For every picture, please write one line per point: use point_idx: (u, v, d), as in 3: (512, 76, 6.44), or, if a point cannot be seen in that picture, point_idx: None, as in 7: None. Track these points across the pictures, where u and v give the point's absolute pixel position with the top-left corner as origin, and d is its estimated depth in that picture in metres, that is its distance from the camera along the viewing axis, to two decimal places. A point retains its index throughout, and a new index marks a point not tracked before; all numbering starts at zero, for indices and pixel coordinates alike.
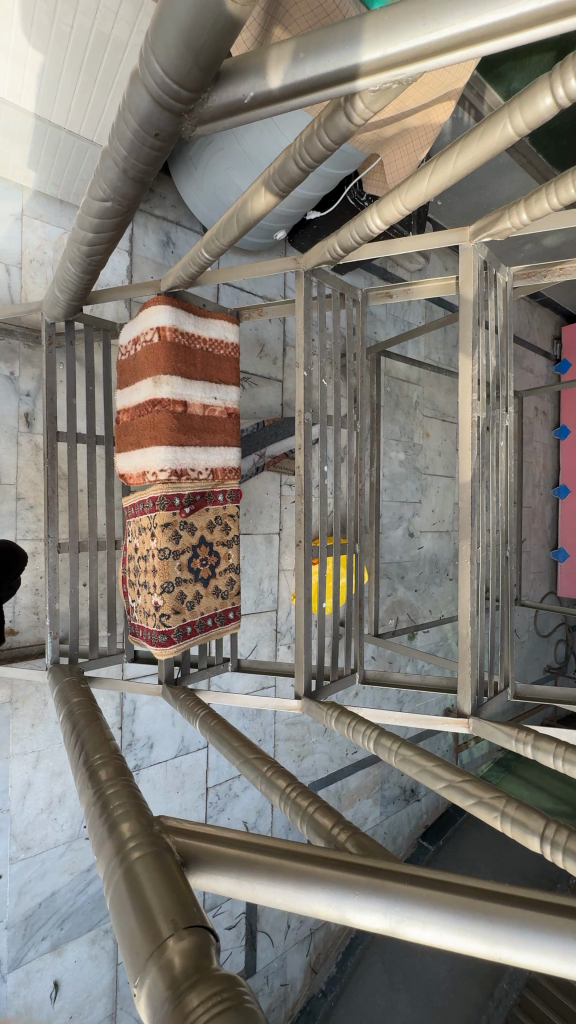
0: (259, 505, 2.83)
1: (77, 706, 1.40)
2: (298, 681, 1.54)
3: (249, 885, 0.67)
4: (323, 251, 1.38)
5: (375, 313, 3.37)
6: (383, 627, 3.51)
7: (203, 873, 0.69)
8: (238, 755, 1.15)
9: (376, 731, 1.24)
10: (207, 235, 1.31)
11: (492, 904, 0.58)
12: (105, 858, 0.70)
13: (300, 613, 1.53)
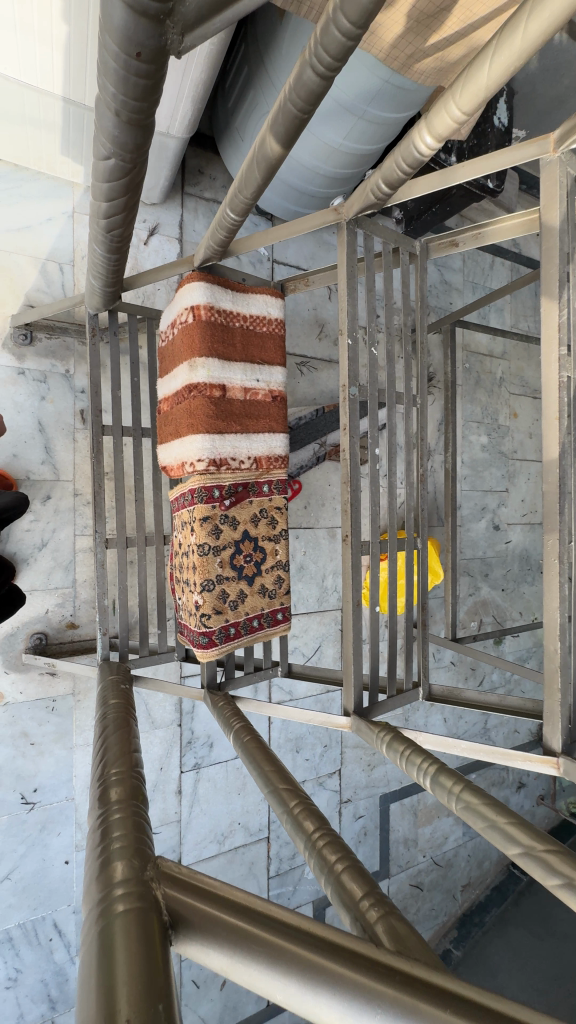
0: (320, 496, 2.65)
1: (112, 710, 1.33)
2: (348, 695, 1.35)
3: (245, 971, 0.47)
4: (366, 193, 1.17)
5: (451, 281, 3.02)
6: (464, 630, 3.16)
7: (192, 943, 0.50)
8: (267, 784, 1.00)
9: (433, 767, 1.02)
10: (230, 192, 1.16)
11: None
12: (88, 894, 0.54)
13: (349, 618, 1.33)
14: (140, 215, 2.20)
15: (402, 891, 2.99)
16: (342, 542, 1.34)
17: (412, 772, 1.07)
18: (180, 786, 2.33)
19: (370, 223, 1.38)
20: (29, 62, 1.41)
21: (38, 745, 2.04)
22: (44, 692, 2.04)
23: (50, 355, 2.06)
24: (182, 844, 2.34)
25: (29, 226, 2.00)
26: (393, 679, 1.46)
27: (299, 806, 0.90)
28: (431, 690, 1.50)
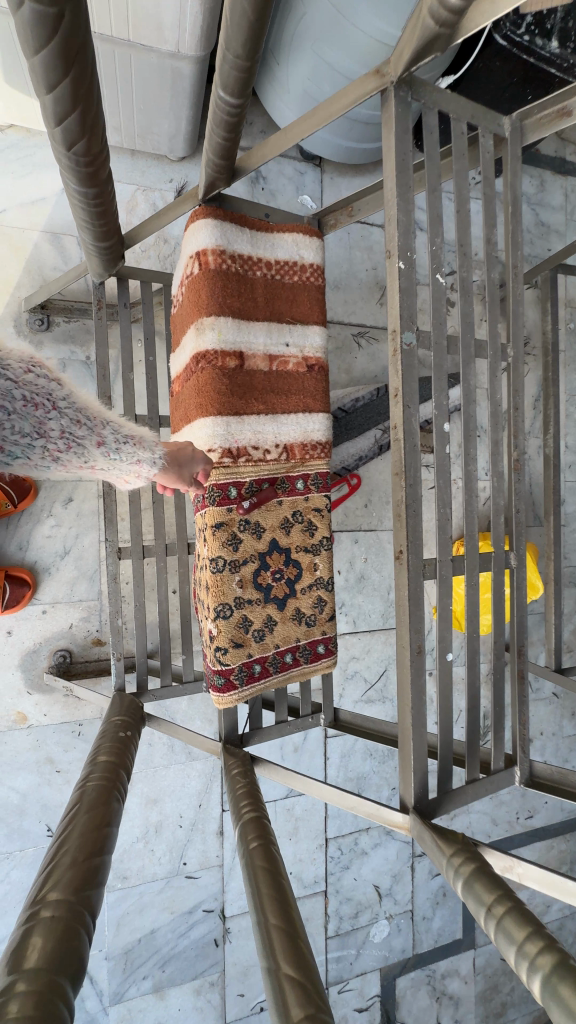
0: (384, 492, 2.22)
1: (98, 775, 1.04)
2: (406, 781, 0.94)
3: None
4: (422, 21, 0.74)
5: (549, 220, 2.41)
6: (571, 655, 2.55)
7: None
8: (266, 941, 0.65)
9: (550, 962, 0.60)
10: (219, 60, 0.82)
11: None
12: None
13: (405, 671, 0.92)
14: (166, 175, 1.92)
15: (491, 966, 2.48)
16: (395, 561, 0.93)
17: (507, 952, 0.65)
18: (221, 827, 2.04)
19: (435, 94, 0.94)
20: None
21: (64, 773, 1.85)
22: (69, 715, 1.85)
23: (69, 341, 1.85)
24: (225, 892, 2.06)
25: (44, 198, 1.80)
26: (474, 756, 1.02)
27: (293, 973, 0.59)
28: (532, 773, 1.05)
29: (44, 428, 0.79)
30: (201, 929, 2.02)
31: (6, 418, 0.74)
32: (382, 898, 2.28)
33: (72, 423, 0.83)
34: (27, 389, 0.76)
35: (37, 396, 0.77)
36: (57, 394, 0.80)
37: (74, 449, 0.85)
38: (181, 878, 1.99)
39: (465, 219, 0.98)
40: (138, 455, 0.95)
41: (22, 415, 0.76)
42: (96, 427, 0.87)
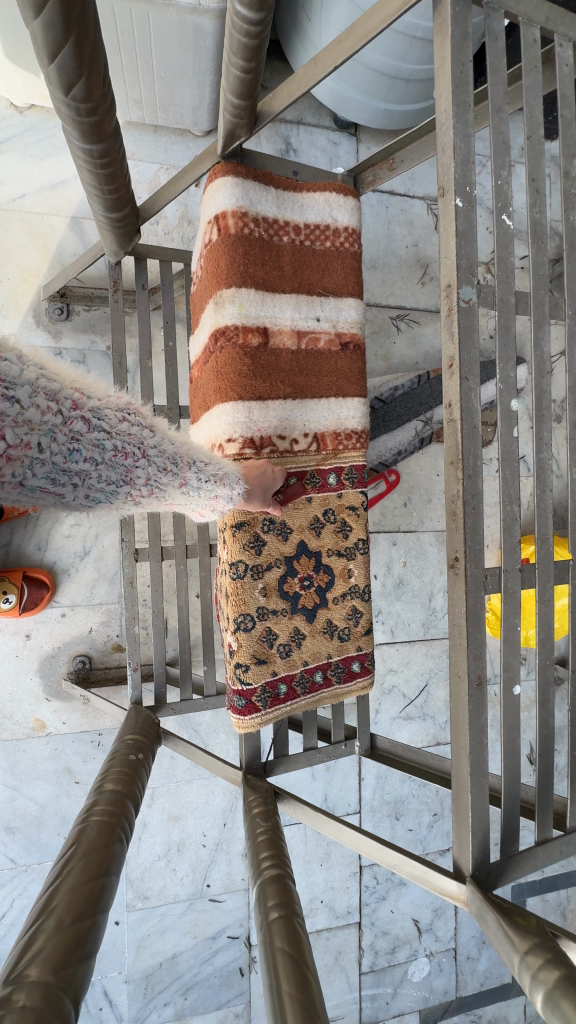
0: (425, 491, 2.03)
1: (99, 811, 0.90)
2: (460, 841, 0.77)
3: None
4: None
5: None
6: None
7: None
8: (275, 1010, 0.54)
9: None
10: None
11: None
12: None
13: (463, 708, 0.75)
14: (191, 152, 1.81)
15: None
16: (448, 569, 0.76)
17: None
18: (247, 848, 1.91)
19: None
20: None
21: (83, 785, 1.76)
22: (88, 723, 1.76)
23: (90, 330, 1.76)
24: (251, 918, 1.92)
25: (64, 182, 1.72)
26: (545, 811, 0.84)
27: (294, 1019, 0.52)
28: None
29: (132, 477, 0.70)
30: (225, 956, 1.90)
31: (93, 469, 0.65)
32: (422, 934, 2.09)
33: (160, 470, 0.73)
34: (118, 438, 0.67)
35: (128, 445, 0.68)
36: (148, 442, 0.71)
37: (158, 496, 0.75)
38: (205, 901, 1.87)
39: (537, 152, 0.80)
40: (217, 491, 0.83)
41: (110, 465, 0.66)
42: (183, 470, 0.76)
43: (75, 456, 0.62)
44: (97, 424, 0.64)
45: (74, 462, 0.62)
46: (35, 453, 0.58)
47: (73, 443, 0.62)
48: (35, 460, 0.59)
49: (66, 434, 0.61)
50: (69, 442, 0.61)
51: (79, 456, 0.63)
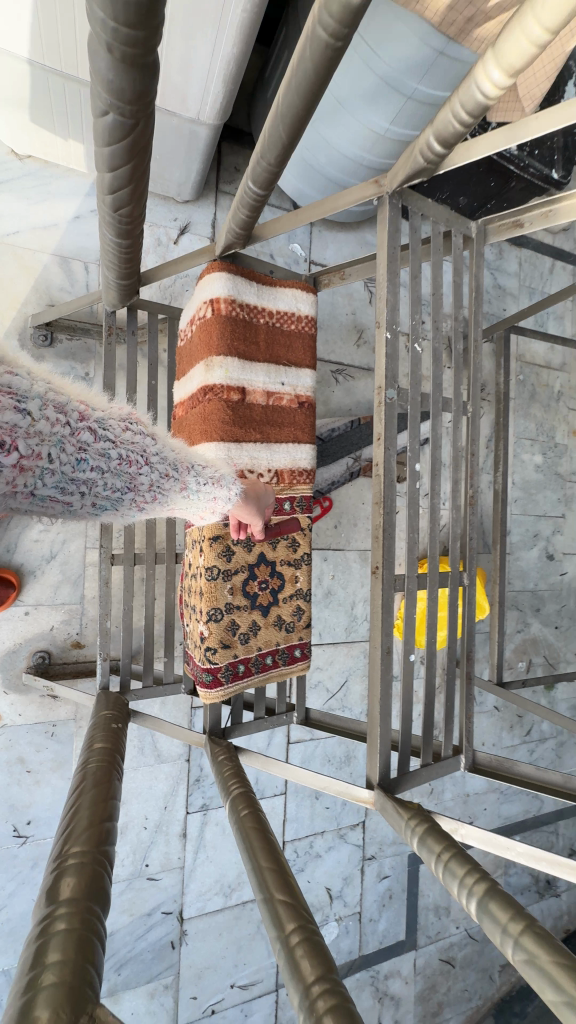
0: (352, 516, 2.42)
1: (94, 758, 1.15)
2: (371, 762, 1.11)
3: None
4: (413, 156, 1.00)
5: (505, 286, 2.74)
6: (510, 672, 2.83)
7: None
8: (260, 882, 0.79)
9: (484, 883, 0.77)
10: (252, 162, 1.01)
11: None
12: None
13: (377, 666, 1.09)
14: (171, 213, 2.10)
15: (430, 967, 2.65)
16: (371, 574, 1.11)
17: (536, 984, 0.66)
18: (184, 829, 2.12)
19: (421, 204, 1.20)
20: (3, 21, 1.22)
21: (34, 774, 1.89)
22: (43, 715, 1.90)
23: (71, 356, 1.96)
24: (184, 894, 2.12)
25: (56, 224, 1.92)
26: (425, 744, 1.21)
27: (285, 898, 0.75)
28: (475, 759, 1.25)
29: (134, 481, 0.80)
30: (158, 931, 2.07)
31: (99, 476, 0.74)
32: (333, 900, 2.41)
33: (161, 476, 0.85)
34: (121, 447, 0.77)
35: (130, 452, 0.79)
36: (149, 450, 0.83)
37: (159, 498, 0.88)
38: (143, 879, 2.05)
39: None
40: (214, 491, 0.98)
41: (115, 472, 0.77)
42: (181, 475, 0.90)
43: (82, 464, 0.71)
44: (102, 435, 0.74)
45: (81, 470, 0.71)
46: (45, 463, 0.67)
47: (80, 452, 0.71)
48: (45, 469, 0.67)
49: (74, 445, 0.70)
50: (77, 451, 0.70)
51: (87, 464, 0.72)
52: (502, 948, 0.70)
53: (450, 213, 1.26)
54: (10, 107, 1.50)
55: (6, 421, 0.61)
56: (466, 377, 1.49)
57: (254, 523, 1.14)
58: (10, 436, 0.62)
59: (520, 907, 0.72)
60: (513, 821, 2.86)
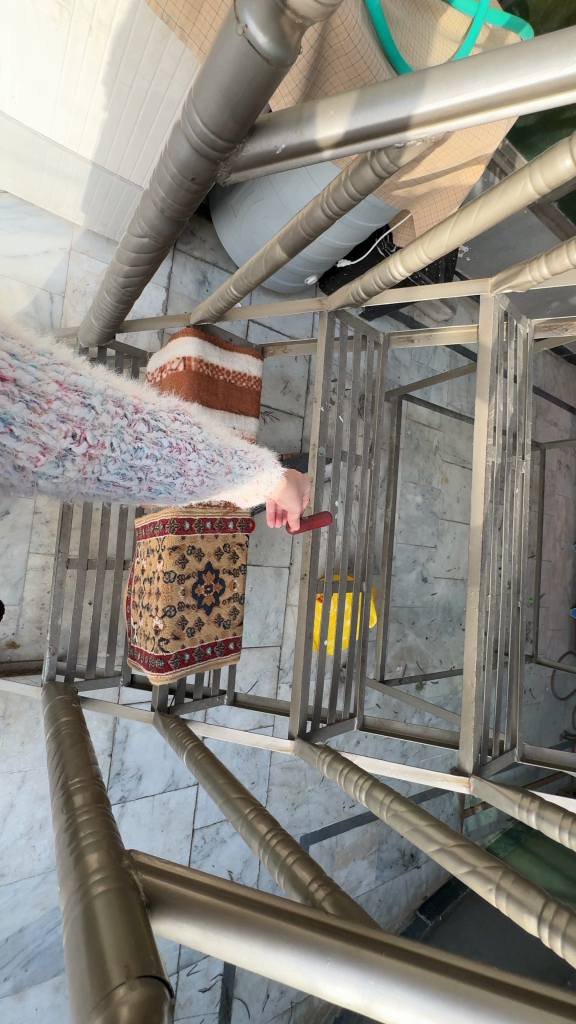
0: (270, 536, 2.82)
1: (65, 723, 1.38)
2: (293, 721, 1.52)
3: (215, 938, 0.72)
4: (349, 290, 1.57)
5: (400, 359, 3.39)
6: (390, 673, 3.39)
7: (166, 919, 0.74)
8: (221, 794, 1.11)
9: (368, 782, 1.18)
10: (236, 274, 1.43)
11: (464, 985, 0.62)
12: (69, 893, 0.75)
13: (301, 648, 1.58)
14: None
15: None
16: (300, 579, 1.58)
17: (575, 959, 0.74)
18: None
19: (340, 314, 1.81)
20: (67, 125, 1.60)
21: None
22: None
23: None
24: None
25: (26, 254, 2.09)
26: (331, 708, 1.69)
27: (239, 794, 1.09)
28: (364, 721, 1.71)
29: (185, 468, 0.75)
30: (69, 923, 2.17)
31: (153, 464, 0.71)
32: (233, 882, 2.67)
33: (209, 462, 0.78)
34: (173, 436, 0.73)
35: (182, 441, 0.74)
36: (196, 437, 0.77)
37: (208, 484, 0.81)
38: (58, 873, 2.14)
39: None
40: (257, 474, 0.90)
41: (167, 461, 0.72)
42: (228, 460, 0.82)
43: (139, 453, 0.69)
44: (154, 424, 0.71)
45: (139, 458, 0.69)
46: (108, 452, 0.65)
47: (137, 441, 0.68)
48: (108, 458, 0.66)
49: (130, 434, 0.68)
50: (134, 440, 0.68)
51: (143, 453, 0.69)
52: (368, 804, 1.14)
53: (359, 318, 1.89)
54: (15, 160, 1.75)
55: (76, 414, 0.61)
56: (369, 438, 2.09)
57: (292, 511, 1.13)
58: (80, 428, 0.62)
59: (391, 789, 1.12)
60: None
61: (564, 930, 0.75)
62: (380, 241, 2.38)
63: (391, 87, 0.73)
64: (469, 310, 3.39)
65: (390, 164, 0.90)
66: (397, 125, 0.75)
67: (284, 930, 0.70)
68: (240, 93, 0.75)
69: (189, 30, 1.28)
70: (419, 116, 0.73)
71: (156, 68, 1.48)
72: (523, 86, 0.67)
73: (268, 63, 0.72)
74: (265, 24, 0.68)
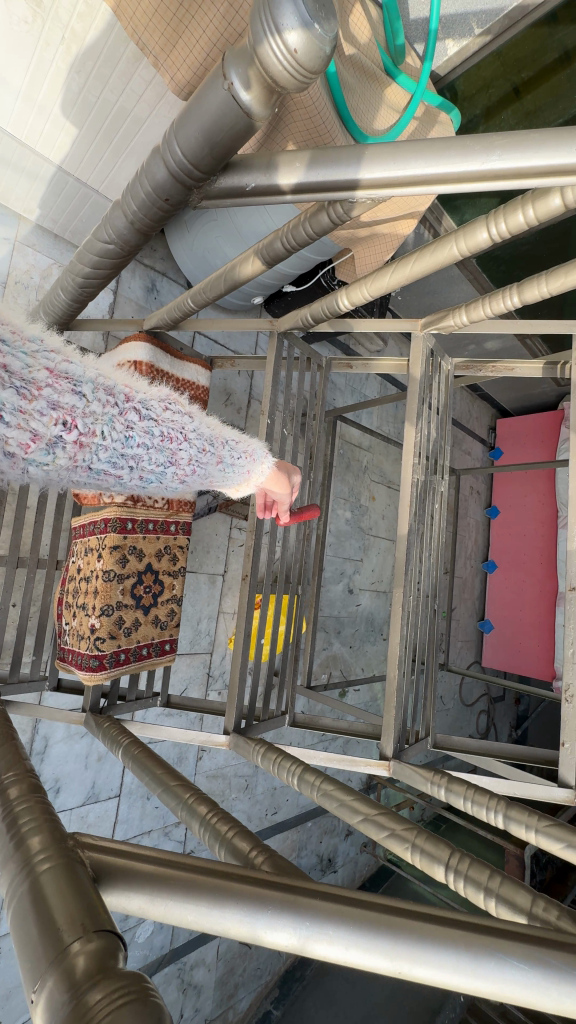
0: (206, 544, 2.85)
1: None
2: (229, 716, 1.64)
3: (162, 904, 0.72)
4: (297, 315, 1.72)
5: (336, 382, 3.62)
6: (316, 681, 3.51)
7: (113, 890, 0.72)
8: (160, 783, 1.15)
9: (301, 768, 1.28)
10: (194, 289, 1.52)
11: (387, 917, 0.70)
12: (8, 874, 0.68)
13: (239, 647, 1.70)
14: None
15: (230, 952, 3.11)
16: (242, 580, 1.73)
17: (475, 897, 0.87)
18: None
19: (288, 338, 2.00)
20: (28, 122, 1.63)
21: None
22: None
23: None
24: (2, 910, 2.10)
25: None
26: (265, 706, 1.81)
27: (178, 782, 1.13)
28: (295, 718, 1.88)
29: (176, 456, 0.88)
30: None
31: (145, 452, 0.82)
32: None
33: (200, 451, 0.92)
34: (164, 425, 0.85)
35: (173, 430, 0.87)
36: (188, 428, 0.90)
37: (203, 470, 0.96)
38: None
39: None
40: (247, 463, 1.07)
41: (158, 449, 0.84)
42: (218, 449, 0.97)
43: (130, 440, 0.80)
44: (146, 414, 0.83)
45: (130, 446, 0.80)
46: (100, 439, 0.76)
47: (128, 430, 0.80)
48: (99, 445, 0.76)
49: (122, 423, 0.79)
50: (125, 429, 0.79)
51: (134, 441, 0.80)
52: (299, 788, 1.24)
53: (304, 343, 2.10)
54: None
55: (66, 402, 0.71)
56: (307, 456, 2.26)
57: (279, 494, 1.28)
58: (70, 415, 0.72)
59: (321, 771, 1.22)
60: (307, 809, 3.48)
61: (467, 873, 0.88)
62: (324, 272, 2.56)
63: (347, 152, 0.87)
64: (399, 344, 3.71)
65: (344, 215, 1.04)
66: (347, 183, 0.89)
67: (225, 888, 0.73)
68: (221, 135, 0.85)
69: (163, 60, 1.37)
70: (363, 178, 0.88)
71: (125, 85, 1.57)
72: (447, 171, 0.83)
73: (246, 118, 0.82)
74: (248, 84, 0.78)
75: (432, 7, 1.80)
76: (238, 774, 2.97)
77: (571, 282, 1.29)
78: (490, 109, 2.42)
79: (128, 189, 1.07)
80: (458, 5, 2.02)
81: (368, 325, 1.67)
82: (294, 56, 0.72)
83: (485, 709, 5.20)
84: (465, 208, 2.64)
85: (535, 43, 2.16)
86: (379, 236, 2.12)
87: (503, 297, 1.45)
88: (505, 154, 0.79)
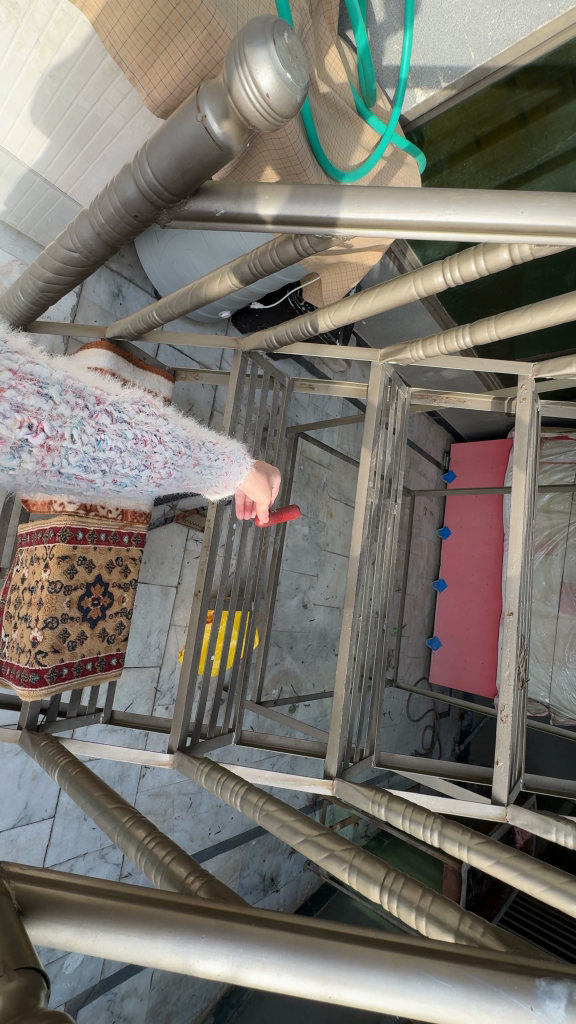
0: (161, 554, 2.81)
1: None
2: (174, 734, 1.61)
3: (92, 936, 0.69)
4: (262, 336, 1.75)
5: (300, 400, 3.68)
6: (266, 696, 3.49)
7: (39, 923, 0.68)
8: (97, 805, 1.11)
9: (244, 789, 1.28)
10: (160, 302, 1.53)
11: (321, 941, 0.70)
12: None
13: (187, 664, 1.68)
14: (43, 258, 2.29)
15: (164, 978, 2.99)
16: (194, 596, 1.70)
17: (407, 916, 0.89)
18: None
19: (253, 357, 2.03)
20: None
21: None
22: None
23: None
24: None
25: None
26: (212, 723, 1.79)
27: (117, 806, 1.10)
28: (241, 735, 1.87)
29: (151, 460, 0.88)
30: None
31: (117, 456, 0.82)
32: None
33: (176, 453, 0.92)
34: (137, 429, 0.85)
35: (147, 433, 0.86)
36: (162, 430, 0.89)
37: (178, 473, 0.95)
38: None
39: None
40: (224, 466, 1.07)
41: (131, 452, 0.84)
42: (194, 452, 0.96)
43: (102, 444, 0.79)
44: (117, 417, 0.82)
45: (101, 449, 0.79)
46: (69, 443, 0.75)
47: (100, 433, 0.79)
48: (69, 449, 0.76)
49: (93, 426, 0.78)
50: (97, 432, 0.79)
51: (105, 445, 0.80)
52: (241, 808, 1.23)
53: (268, 363, 2.13)
54: None
55: (31, 404, 0.70)
56: None
57: (262, 497, 1.25)
58: (36, 417, 0.71)
59: (264, 791, 1.23)
60: (251, 827, 3.43)
61: (400, 892, 0.91)
62: (291, 292, 2.62)
63: (316, 192, 0.91)
64: (362, 368, 3.83)
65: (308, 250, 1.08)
66: (323, 220, 0.93)
67: (157, 917, 0.71)
68: (193, 162, 0.86)
69: (139, 76, 1.37)
70: (342, 217, 0.91)
71: (99, 95, 1.57)
72: (413, 219, 0.88)
73: (217, 149, 0.84)
74: (223, 117, 0.80)
75: (403, 60, 1.91)
76: (182, 793, 2.90)
77: (518, 327, 1.39)
78: (454, 155, 2.58)
79: (94, 201, 1.06)
80: (426, 58, 2.17)
81: (330, 350, 1.72)
82: (266, 99, 0.75)
83: (431, 724, 5.32)
84: (427, 246, 2.79)
85: (494, 103, 2.31)
86: (345, 265, 2.20)
87: (458, 335, 1.53)
88: (460, 210, 0.86)
